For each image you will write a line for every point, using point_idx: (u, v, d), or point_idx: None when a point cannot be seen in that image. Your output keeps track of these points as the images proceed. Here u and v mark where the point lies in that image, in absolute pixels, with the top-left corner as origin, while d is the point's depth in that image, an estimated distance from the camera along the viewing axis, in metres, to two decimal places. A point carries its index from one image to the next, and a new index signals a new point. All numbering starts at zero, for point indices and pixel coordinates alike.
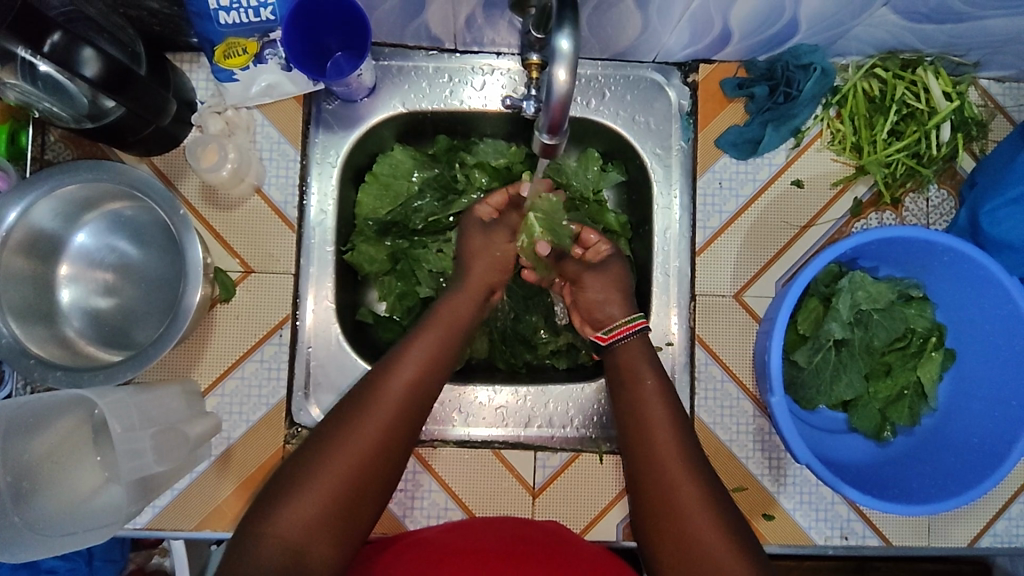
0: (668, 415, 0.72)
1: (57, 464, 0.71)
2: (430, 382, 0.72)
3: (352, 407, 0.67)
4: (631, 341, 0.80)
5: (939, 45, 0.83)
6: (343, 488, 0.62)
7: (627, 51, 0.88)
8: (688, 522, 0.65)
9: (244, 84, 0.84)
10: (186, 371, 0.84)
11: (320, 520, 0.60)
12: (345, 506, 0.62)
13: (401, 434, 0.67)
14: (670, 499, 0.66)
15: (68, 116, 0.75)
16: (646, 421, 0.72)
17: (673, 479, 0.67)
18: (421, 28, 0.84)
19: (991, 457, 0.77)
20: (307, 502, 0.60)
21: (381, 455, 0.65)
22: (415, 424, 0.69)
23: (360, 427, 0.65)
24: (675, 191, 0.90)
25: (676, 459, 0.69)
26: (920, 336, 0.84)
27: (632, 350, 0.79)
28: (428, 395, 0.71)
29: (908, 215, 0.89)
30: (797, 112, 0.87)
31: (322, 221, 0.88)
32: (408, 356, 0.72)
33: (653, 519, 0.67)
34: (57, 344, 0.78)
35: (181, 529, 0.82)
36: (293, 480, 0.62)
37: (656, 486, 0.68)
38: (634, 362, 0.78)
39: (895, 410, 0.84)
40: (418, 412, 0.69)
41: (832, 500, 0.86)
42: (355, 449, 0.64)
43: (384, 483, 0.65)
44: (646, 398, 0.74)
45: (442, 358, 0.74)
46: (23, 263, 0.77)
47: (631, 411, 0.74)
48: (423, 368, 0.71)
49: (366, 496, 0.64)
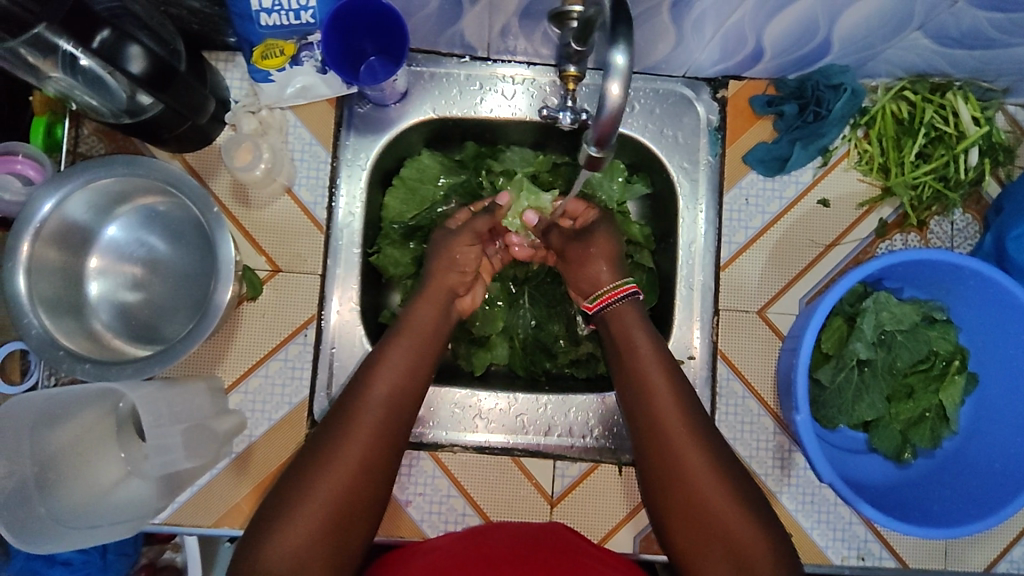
0: (674, 406, 0.71)
1: (81, 456, 0.73)
2: (413, 386, 0.73)
3: (337, 420, 0.68)
4: (621, 308, 0.80)
5: (969, 70, 0.84)
6: (337, 503, 0.63)
7: (659, 64, 0.89)
8: (717, 520, 0.65)
9: (279, 85, 0.85)
10: (211, 367, 0.85)
11: (320, 536, 0.62)
12: (342, 519, 0.63)
13: (385, 444, 0.68)
14: (689, 489, 0.67)
15: (106, 111, 0.75)
16: (659, 416, 0.71)
17: (688, 474, 0.68)
18: (456, 36, 0.85)
19: (1008, 485, 0.78)
20: (305, 517, 0.62)
21: (370, 465, 0.66)
22: (403, 429, 0.71)
23: (347, 441, 0.66)
24: (700, 205, 0.90)
25: (698, 456, 0.68)
26: (943, 359, 0.84)
27: (624, 316, 0.79)
28: (410, 402, 0.72)
29: (932, 238, 0.90)
30: (825, 131, 0.87)
31: (350, 223, 0.88)
32: (388, 359, 0.73)
33: (670, 519, 0.68)
34: (85, 337, 0.78)
35: (199, 526, 0.83)
36: (289, 495, 0.63)
37: (670, 482, 0.68)
38: (629, 329, 0.78)
39: (916, 432, 0.85)
40: (405, 410, 0.71)
41: (850, 520, 0.86)
42: (346, 460, 0.65)
43: (380, 493, 0.67)
44: (655, 386, 0.72)
45: (421, 361, 0.75)
46: (54, 255, 0.77)
47: (631, 399, 0.74)
48: (403, 375, 0.73)
49: (369, 495, 0.65)
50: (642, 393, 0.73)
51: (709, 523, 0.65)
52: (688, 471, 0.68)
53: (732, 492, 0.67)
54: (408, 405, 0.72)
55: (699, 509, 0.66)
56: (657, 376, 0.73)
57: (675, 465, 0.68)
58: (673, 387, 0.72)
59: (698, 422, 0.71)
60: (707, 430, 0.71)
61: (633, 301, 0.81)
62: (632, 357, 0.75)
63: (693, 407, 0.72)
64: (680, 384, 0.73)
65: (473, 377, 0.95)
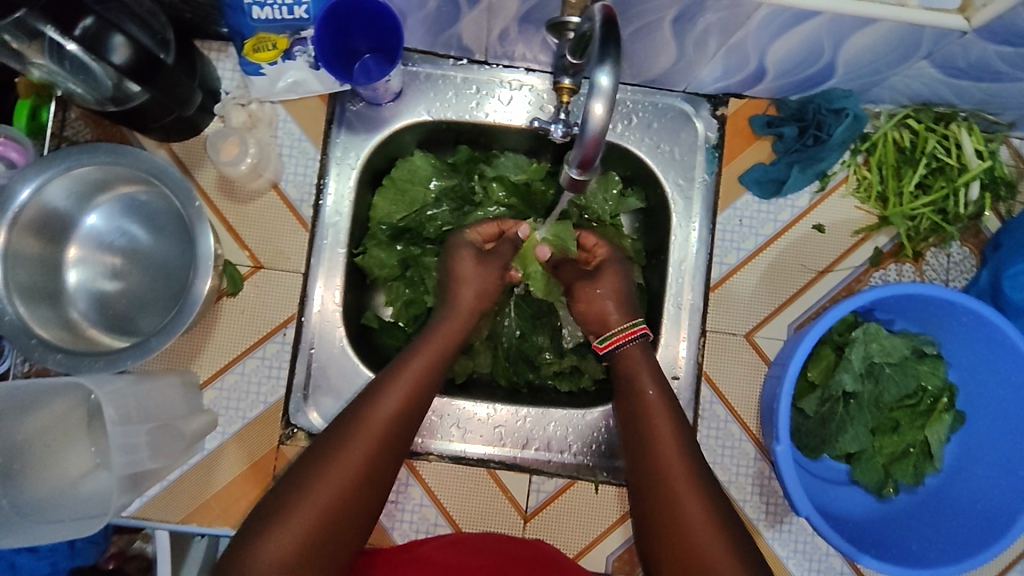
0: (682, 457, 0.71)
1: (50, 447, 0.73)
2: (418, 408, 0.73)
3: (338, 431, 0.67)
4: (631, 349, 0.81)
5: (975, 102, 0.82)
6: (332, 508, 0.62)
7: (660, 78, 0.87)
8: (702, 545, 0.64)
9: (270, 79, 0.83)
10: (187, 362, 0.84)
11: (299, 553, 0.59)
12: (319, 543, 0.61)
13: (383, 464, 0.67)
14: (691, 543, 0.65)
15: (91, 99, 0.74)
16: (655, 445, 0.72)
17: (691, 525, 0.66)
18: (453, 38, 0.83)
19: (992, 527, 0.76)
20: (291, 525, 0.60)
21: (370, 474, 0.66)
22: (404, 442, 0.70)
23: (348, 448, 0.66)
24: (694, 223, 0.89)
25: (699, 508, 0.67)
26: (930, 395, 0.83)
27: (635, 360, 0.80)
28: (415, 417, 0.72)
29: (928, 270, 0.88)
30: (824, 156, 0.86)
31: (337, 222, 0.87)
32: (396, 384, 0.72)
33: (659, 545, 0.67)
34: (61, 326, 0.77)
35: (167, 521, 0.82)
36: (280, 503, 0.62)
37: (662, 507, 0.68)
38: (636, 368, 0.79)
39: (898, 467, 0.83)
40: (410, 425, 0.71)
41: (826, 552, 0.85)
42: (335, 477, 0.64)
43: (364, 518, 0.65)
44: (654, 417, 0.74)
45: (423, 390, 0.74)
46: (32, 243, 0.76)
47: (637, 437, 0.74)
48: (410, 392, 0.72)
49: (363, 502, 0.65)
50: (651, 445, 0.72)
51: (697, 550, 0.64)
52: (691, 521, 0.66)
53: (731, 541, 0.65)
54: (405, 437, 0.71)
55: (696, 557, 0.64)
56: (657, 409, 0.75)
57: (670, 504, 0.68)
58: (677, 437, 0.73)
59: (691, 450, 0.72)
60: (697, 457, 0.72)
61: (643, 342, 0.81)
62: (631, 390, 0.77)
63: (687, 437, 0.73)
64: (675, 414, 0.75)
65: (454, 385, 0.93)
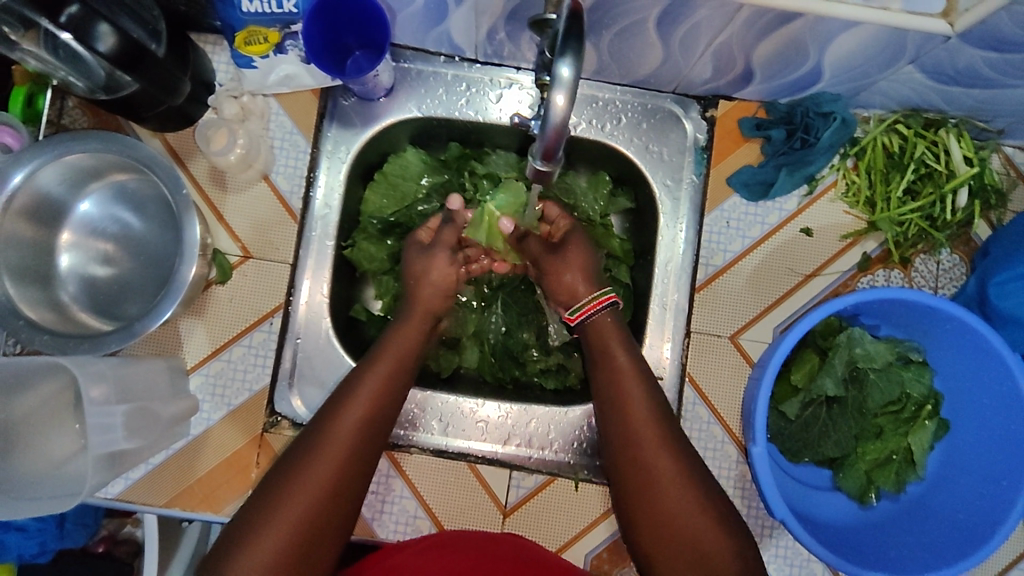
0: (660, 435, 0.70)
1: (37, 427, 0.75)
2: (393, 396, 0.73)
3: (317, 427, 0.69)
4: (600, 319, 0.79)
5: (965, 108, 0.81)
6: (315, 504, 0.64)
7: (648, 78, 0.87)
8: (685, 525, 0.65)
9: (262, 72, 0.85)
10: (174, 348, 0.85)
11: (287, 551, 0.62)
12: (307, 541, 0.63)
13: (364, 453, 0.68)
14: (675, 524, 0.65)
15: (84, 87, 0.75)
16: (630, 419, 0.71)
17: (672, 508, 0.66)
18: (443, 35, 0.84)
19: (971, 537, 0.76)
20: (277, 528, 0.62)
21: (351, 466, 0.67)
22: (383, 432, 0.71)
23: (326, 445, 0.67)
24: (681, 224, 0.89)
25: (678, 486, 0.67)
26: (914, 402, 0.83)
27: (603, 328, 0.79)
28: (392, 406, 0.73)
29: (916, 277, 0.88)
30: (812, 159, 0.85)
31: (326, 214, 0.88)
32: (369, 377, 0.73)
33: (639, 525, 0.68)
34: (51, 308, 0.79)
35: (150, 504, 0.83)
36: (264, 504, 0.63)
37: (642, 485, 0.68)
38: (607, 335, 0.78)
39: (881, 474, 0.83)
40: (387, 414, 0.72)
41: (807, 558, 0.85)
42: (316, 473, 0.65)
43: (351, 508, 0.67)
44: (628, 388, 0.73)
45: (398, 382, 0.75)
46: (24, 227, 0.77)
47: (611, 411, 0.73)
48: (385, 383, 0.73)
49: (348, 493, 0.66)
50: (627, 421, 0.71)
51: (681, 531, 0.65)
52: (673, 506, 0.66)
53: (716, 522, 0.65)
54: (384, 428, 0.72)
55: (681, 537, 0.65)
56: (628, 375, 0.74)
57: (650, 484, 0.67)
58: (653, 410, 0.72)
59: (667, 421, 0.71)
60: (674, 429, 0.71)
61: (611, 311, 0.80)
62: (604, 357, 0.76)
63: (662, 406, 0.72)
64: (647, 379, 0.74)
65: (440, 379, 0.95)
